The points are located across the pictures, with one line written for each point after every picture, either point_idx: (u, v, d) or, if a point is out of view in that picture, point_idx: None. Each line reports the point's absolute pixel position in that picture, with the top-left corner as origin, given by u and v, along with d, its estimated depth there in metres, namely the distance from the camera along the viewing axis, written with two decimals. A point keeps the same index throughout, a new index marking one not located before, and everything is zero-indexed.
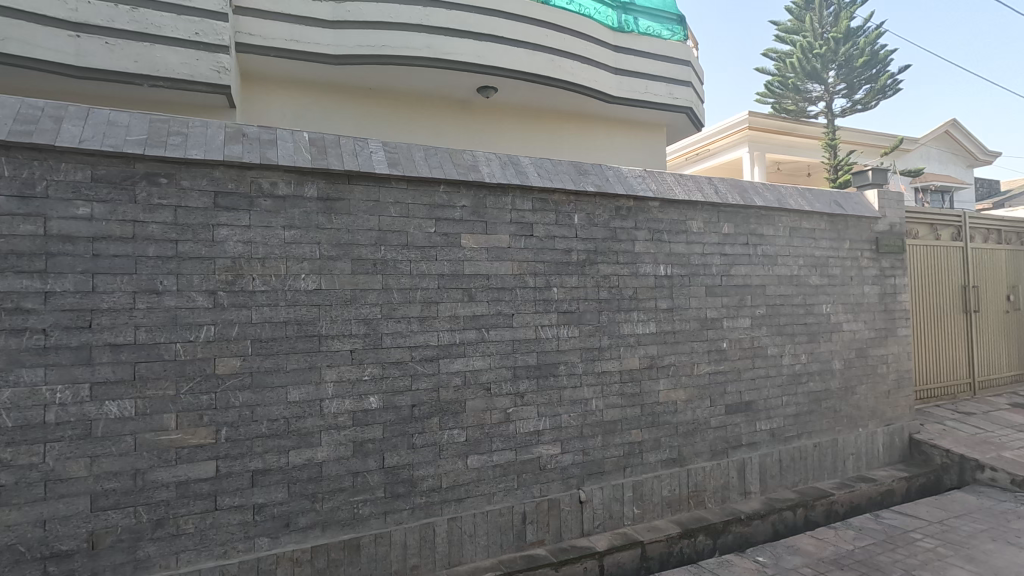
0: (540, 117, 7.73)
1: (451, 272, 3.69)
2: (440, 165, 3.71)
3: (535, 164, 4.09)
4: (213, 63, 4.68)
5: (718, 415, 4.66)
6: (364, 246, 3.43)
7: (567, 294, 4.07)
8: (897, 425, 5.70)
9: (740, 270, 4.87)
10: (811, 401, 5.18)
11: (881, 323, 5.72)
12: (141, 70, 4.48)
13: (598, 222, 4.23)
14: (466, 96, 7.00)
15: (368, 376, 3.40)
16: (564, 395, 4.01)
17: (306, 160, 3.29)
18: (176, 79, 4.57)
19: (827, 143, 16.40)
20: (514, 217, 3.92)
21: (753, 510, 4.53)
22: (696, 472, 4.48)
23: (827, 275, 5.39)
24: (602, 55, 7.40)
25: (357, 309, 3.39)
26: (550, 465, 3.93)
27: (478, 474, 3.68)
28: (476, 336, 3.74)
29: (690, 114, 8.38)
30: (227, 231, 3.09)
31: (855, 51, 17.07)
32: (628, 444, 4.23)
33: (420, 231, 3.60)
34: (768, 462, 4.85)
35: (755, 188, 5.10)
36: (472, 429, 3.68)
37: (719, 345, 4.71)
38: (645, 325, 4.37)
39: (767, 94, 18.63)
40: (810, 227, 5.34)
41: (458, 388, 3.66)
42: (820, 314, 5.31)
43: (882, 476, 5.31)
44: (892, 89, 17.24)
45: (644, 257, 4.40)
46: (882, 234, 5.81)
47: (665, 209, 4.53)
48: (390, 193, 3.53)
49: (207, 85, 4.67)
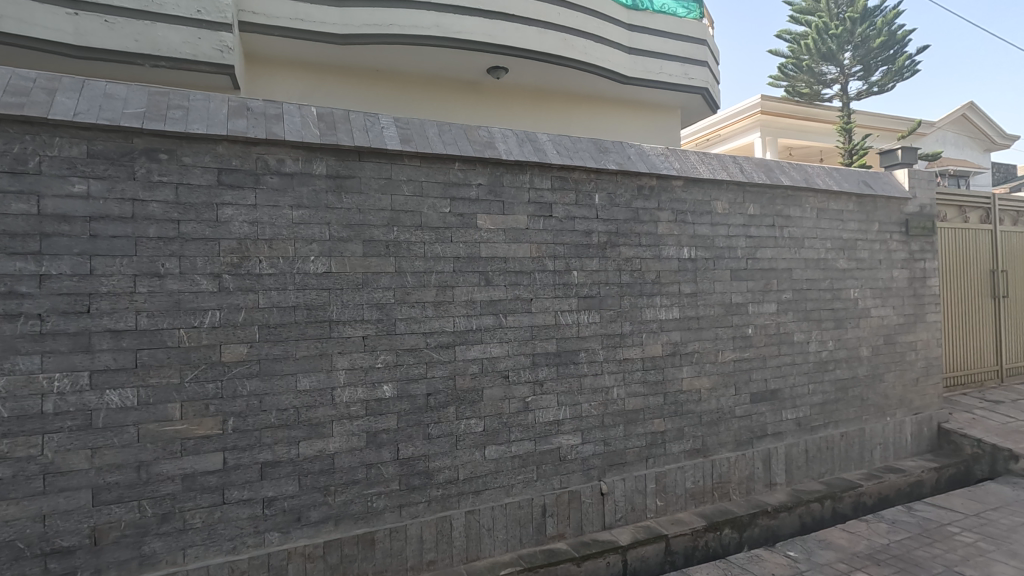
0: (551, 99, 7.49)
1: (467, 255, 3.50)
2: (455, 142, 3.52)
3: (553, 140, 3.89)
4: (216, 42, 4.49)
5: (743, 404, 4.48)
6: (376, 227, 3.25)
7: (587, 278, 3.88)
8: (925, 415, 5.50)
9: (766, 253, 4.66)
10: (838, 389, 4.99)
11: (911, 308, 5.50)
12: (142, 49, 4.30)
13: (620, 202, 4.03)
14: (476, 78, 6.78)
15: (381, 363, 3.24)
16: (585, 383, 3.84)
17: (314, 135, 3.11)
18: (179, 59, 4.38)
19: (842, 127, 15.97)
20: (532, 196, 3.72)
21: (780, 502, 4.36)
22: (720, 463, 4.32)
23: (855, 259, 5.17)
24: (616, 34, 7.13)
25: (369, 294, 3.22)
26: (571, 456, 3.77)
27: (496, 465, 3.53)
28: (493, 322, 3.57)
29: (706, 95, 8.11)
30: (232, 211, 2.92)
31: (872, 31, 16.48)
32: (651, 434, 4.07)
33: (435, 211, 3.42)
34: (794, 453, 4.67)
35: (781, 167, 4.87)
36: (490, 419, 3.52)
37: (744, 331, 4.52)
38: (668, 310, 4.18)
39: (781, 77, 18.17)
40: (838, 208, 5.11)
41: (475, 375, 3.49)
42: (848, 299, 5.10)
43: (911, 467, 5.11)
44: (909, 70, 16.78)
45: (667, 240, 4.20)
46: (912, 216, 5.57)
47: (689, 188, 4.32)
48: (403, 171, 3.34)
49: (211, 65, 4.48)
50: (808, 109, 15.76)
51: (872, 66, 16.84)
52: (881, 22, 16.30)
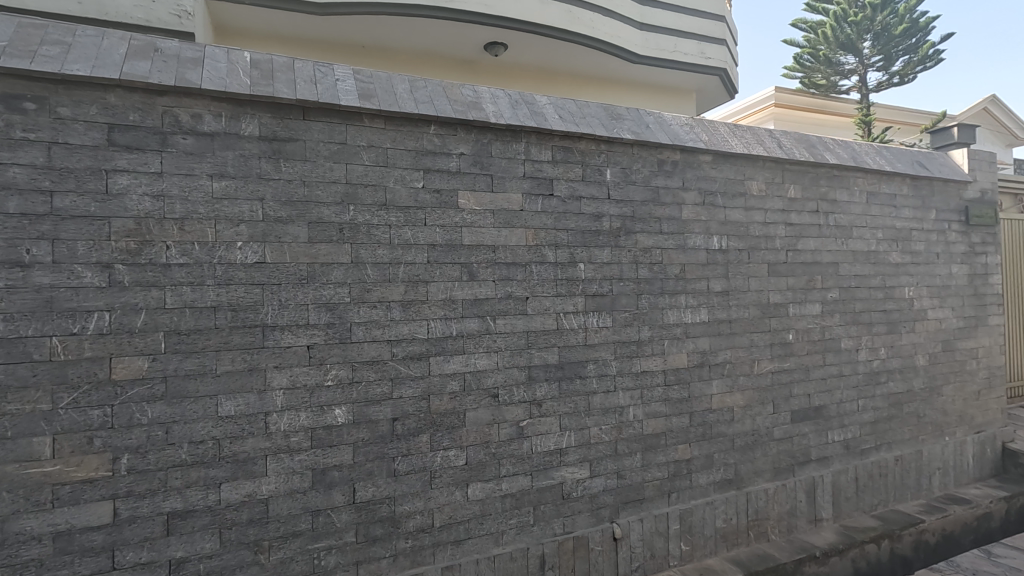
0: (557, 80, 6.74)
1: (446, 242, 2.78)
2: (431, 101, 2.80)
3: (554, 103, 3.17)
4: (173, 5, 3.66)
5: (782, 424, 3.73)
6: (326, 206, 2.54)
7: (595, 272, 3.15)
8: (987, 434, 4.73)
9: (809, 244, 3.92)
10: (891, 405, 4.23)
11: (971, 310, 4.73)
12: (87, 14, 3.48)
13: (636, 179, 3.30)
14: (475, 57, 6.04)
15: (331, 381, 2.52)
16: (594, 402, 3.11)
17: (243, 84, 2.40)
18: (129, 25, 3.55)
19: (863, 118, 14.73)
20: (529, 169, 3.00)
21: (829, 544, 3.61)
22: (756, 496, 3.57)
23: (910, 252, 4.41)
24: (626, 8, 6.40)
25: (316, 292, 2.50)
26: (576, 493, 3.04)
27: (482, 507, 2.80)
28: (479, 327, 2.84)
29: (724, 77, 7.36)
30: (128, 180, 2.21)
31: (892, 19, 15.36)
32: (674, 463, 3.33)
33: (404, 186, 2.70)
34: (842, 482, 3.92)
35: (824, 143, 4.13)
36: (475, 449, 2.80)
37: (785, 337, 3.78)
38: (695, 312, 3.45)
39: (796, 68, 17.18)
40: (891, 192, 4.35)
41: (456, 395, 2.77)
42: (902, 299, 4.34)
43: (976, 496, 4.35)
44: (932, 61, 15.66)
45: (693, 226, 3.47)
46: (972, 203, 4.80)
47: (719, 165, 3.58)
48: (362, 134, 2.62)
49: (167, 33, 3.65)
50: (824, 104, 14.97)
51: (893, 55, 15.80)
52: (903, 8, 15.19)
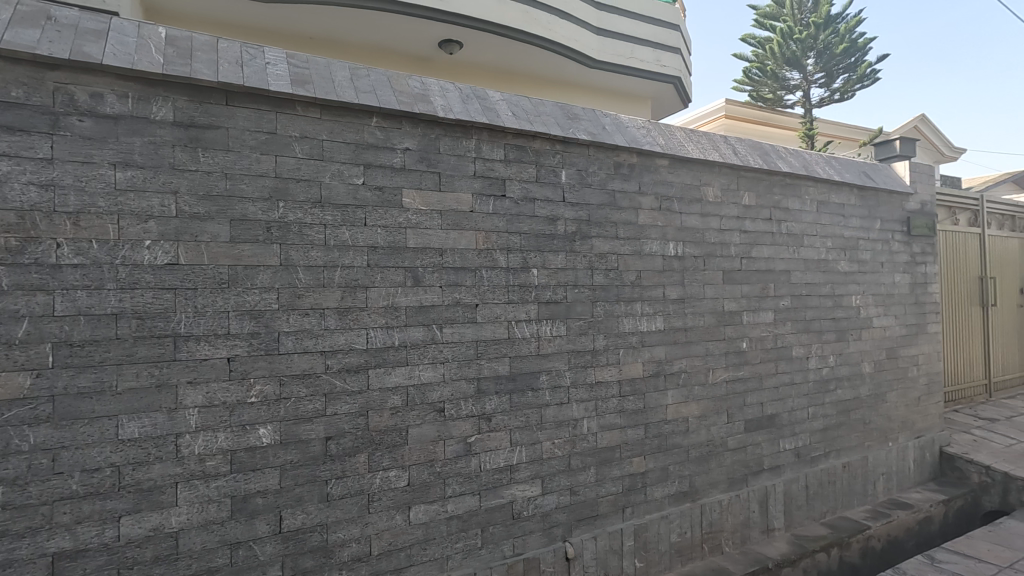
0: (514, 82, 6.59)
1: (388, 245, 2.56)
2: (374, 90, 2.57)
3: (507, 100, 3.00)
4: None
5: (737, 434, 3.68)
6: (252, 202, 2.28)
7: (549, 278, 3.00)
8: (928, 438, 4.85)
9: (763, 252, 3.90)
10: (840, 412, 4.26)
11: (913, 318, 4.86)
12: None
13: (592, 182, 3.17)
14: (429, 54, 5.79)
15: (255, 398, 2.26)
16: (547, 415, 2.95)
17: (155, 62, 2.12)
18: None
19: (805, 133, 15.42)
20: (480, 168, 2.82)
21: (782, 555, 3.57)
22: (711, 508, 3.50)
23: (858, 261, 4.48)
24: (583, 11, 6.32)
25: (238, 298, 2.24)
26: (527, 512, 2.87)
27: (426, 532, 2.59)
28: (424, 337, 2.64)
29: (679, 85, 7.40)
30: (11, 167, 1.90)
31: (834, 38, 16.02)
32: (629, 477, 3.21)
33: (342, 182, 2.47)
34: (794, 491, 3.91)
35: (778, 152, 4.13)
36: (418, 468, 2.59)
37: (739, 345, 3.73)
38: (651, 320, 3.35)
39: (746, 81, 17.61)
40: (840, 202, 4.40)
41: (397, 411, 2.55)
42: (850, 307, 4.40)
43: (918, 500, 4.44)
44: (870, 79, 16.25)
45: (650, 232, 3.37)
46: (913, 214, 4.94)
47: (675, 170, 3.50)
48: (294, 123, 2.38)
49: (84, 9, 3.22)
50: (772, 116, 15.47)
51: (835, 72, 16.28)
52: (844, 27, 15.86)
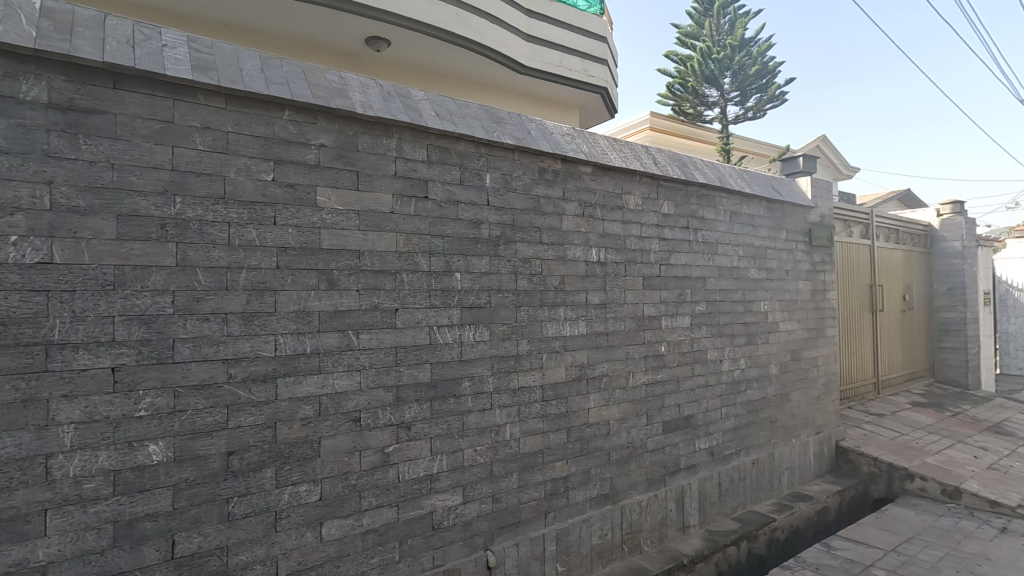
0: (444, 83, 6.50)
1: (300, 246, 2.42)
2: (286, 82, 2.43)
3: (431, 99, 2.93)
4: None
5: (655, 435, 3.79)
6: (143, 196, 2.08)
7: (472, 282, 2.95)
8: (826, 434, 5.23)
9: (680, 259, 4.05)
10: (749, 412, 4.51)
11: (814, 322, 5.23)
12: None
13: (516, 187, 3.16)
14: (354, 50, 5.59)
15: (145, 412, 2.05)
16: (469, 422, 2.90)
17: (26, 36, 1.88)
18: None
19: (723, 147, 16.32)
20: (401, 168, 2.73)
21: (696, 551, 3.71)
22: (630, 509, 3.58)
23: (765, 269, 4.76)
24: (513, 17, 6.33)
25: (126, 301, 2.03)
26: (447, 522, 2.80)
27: (339, 548, 2.46)
28: (339, 343, 2.51)
29: (606, 96, 7.60)
30: None
31: (748, 60, 17.11)
32: (551, 482, 3.22)
33: (249, 177, 2.30)
34: (707, 488, 4.08)
35: (695, 163, 4.31)
36: (331, 482, 2.45)
37: (657, 349, 3.85)
38: (574, 325, 3.39)
39: (669, 95, 18.45)
40: (750, 213, 4.67)
41: (309, 421, 2.41)
42: (759, 311, 4.66)
43: (817, 492, 4.77)
44: (778, 100, 17.40)
45: (573, 237, 3.41)
46: (814, 226, 5.33)
47: (598, 177, 3.57)
48: (194, 112, 2.20)
49: None
50: (692, 129, 16.28)
51: (748, 91, 17.23)
52: (756, 51, 17.00)
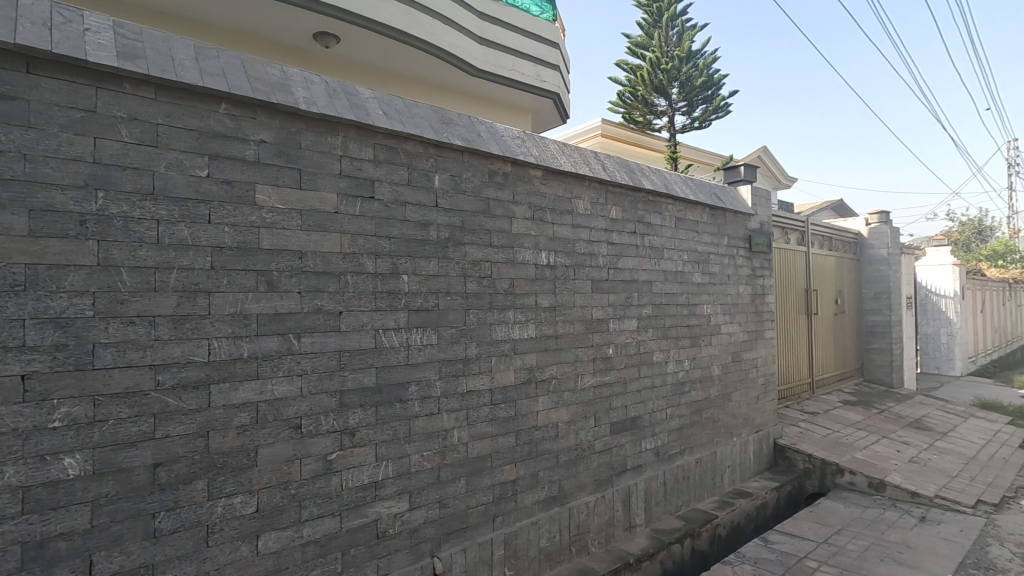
0: (395, 82, 6.40)
1: (237, 246, 2.31)
2: (223, 74, 2.32)
3: (378, 97, 2.87)
4: None
5: (602, 437, 3.84)
6: (60, 189, 1.93)
7: (420, 285, 2.90)
8: (765, 432, 5.45)
9: (627, 263, 4.13)
10: (693, 412, 4.64)
11: (753, 325, 5.45)
12: None
13: (466, 189, 3.14)
14: (301, 46, 5.42)
15: (60, 423, 1.90)
16: (416, 427, 2.85)
17: None
18: None
19: (670, 155, 16.82)
20: (347, 167, 2.66)
21: (641, 549, 3.78)
22: (578, 510, 3.61)
23: (708, 273, 4.92)
24: (466, 19, 6.30)
25: (40, 303, 1.88)
26: (393, 530, 2.73)
27: (277, 561, 2.36)
28: (278, 347, 2.41)
29: (557, 101, 7.70)
30: None
31: (695, 71, 17.52)
32: (500, 485, 3.21)
33: (181, 173, 2.18)
34: (653, 488, 4.17)
35: (643, 169, 4.40)
36: (269, 492, 2.35)
37: (605, 352, 3.91)
38: (523, 328, 3.39)
39: (619, 103, 18.90)
40: (694, 219, 4.82)
41: (245, 429, 2.30)
42: (702, 315, 4.82)
43: (756, 488, 4.97)
44: (722, 111, 18.05)
45: (523, 241, 3.41)
46: (754, 233, 5.55)
47: (548, 181, 3.59)
48: (120, 102, 2.06)
49: None
50: (642, 137, 16.70)
51: (695, 102, 17.83)
52: (702, 63, 17.41)
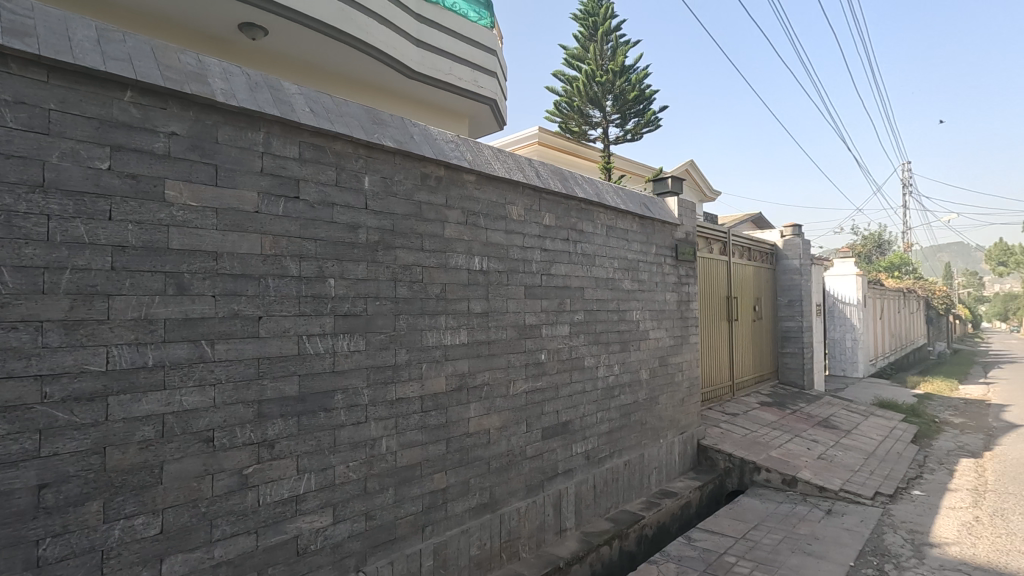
0: (328, 79, 6.21)
1: (143, 245, 2.14)
2: (130, 59, 2.14)
3: (304, 94, 2.75)
4: None
5: (534, 442, 3.85)
6: None
7: (347, 290, 2.80)
8: (689, 433, 5.67)
9: (560, 269, 4.18)
10: (622, 415, 4.76)
11: (679, 331, 5.67)
12: None
13: (397, 191, 3.07)
14: (226, 36, 5.14)
15: None
16: (341, 436, 2.74)
17: None
18: None
19: (604, 165, 17.31)
20: (269, 165, 2.53)
21: (571, 553, 3.82)
22: (509, 516, 3.60)
23: (638, 280, 5.08)
24: (403, 20, 6.21)
25: None
26: (314, 546, 2.61)
27: None
28: (189, 355, 2.24)
29: (494, 107, 7.75)
30: None
31: (628, 86, 18.14)
32: (429, 494, 3.14)
33: (77, 164, 2.00)
34: (583, 491, 4.23)
35: (576, 178, 4.48)
36: (175, 511, 2.18)
37: (538, 358, 3.93)
38: (455, 334, 3.35)
39: (556, 113, 19.26)
40: (624, 228, 4.96)
41: (149, 444, 2.13)
42: (631, 320, 4.96)
43: (681, 488, 5.16)
44: (653, 125, 18.83)
45: (456, 245, 3.38)
46: (680, 242, 5.79)
47: (482, 186, 3.58)
48: (5, 84, 1.86)
49: None
50: (578, 147, 17.10)
51: (628, 115, 18.47)
52: (635, 78, 18.07)
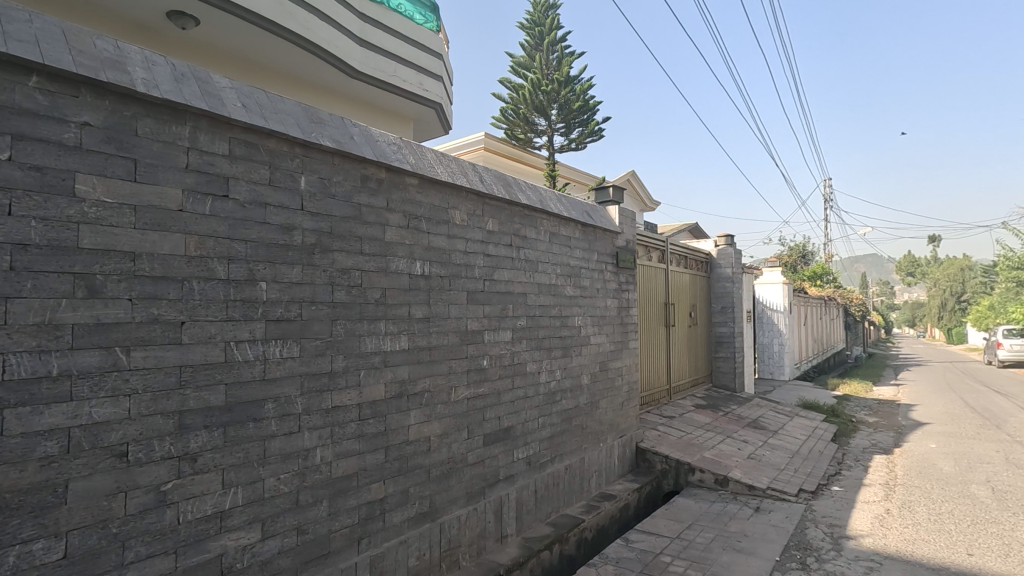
0: (264, 74, 5.96)
1: (48, 244, 1.96)
2: (36, 41, 1.97)
3: (236, 88, 2.62)
4: None
5: (475, 449, 3.82)
6: None
7: (280, 294, 2.68)
8: (628, 437, 5.80)
9: (502, 275, 4.18)
10: (564, 420, 4.81)
11: (619, 336, 5.80)
12: None
13: (335, 193, 2.97)
14: (151, 24, 4.84)
15: None
16: (272, 447, 2.62)
17: None
18: None
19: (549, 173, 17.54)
20: (196, 161, 2.39)
21: (511, 559, 3.81)
22: (449, 525, 3.55)
23: (579, 287, 5.16)
24: (346, 18, 6.06)
25: None
26: (241, 564, 2.47)
27: None
28: (101, 363, 2.07)
29: (439, 111, 7.69)
30: None
31: (572, 96, 18.48)
32: (366, 505, 3.05)
33: None
34: (524, 496, 4.24)
35: (519, 184, 4.50)
36: (81, 534, 2.00)
37: (480, 364, 3.91)
38: (395, 340, 3.27)
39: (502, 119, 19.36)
40: (567, 235, 5.03)
41: (52, 460, 1.95)
42: (573, 326, 5.03)
43: (620, 491, 5.26)
44: (596, 135, 19.28)
45: (397, 249, 3.31)
46: (621, 250, 5.93)
47: (424, 190, 3.53)
48: None
49: None
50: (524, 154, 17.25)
51: (572, 124, 18.82)
52: (579, 88, 18.44)
